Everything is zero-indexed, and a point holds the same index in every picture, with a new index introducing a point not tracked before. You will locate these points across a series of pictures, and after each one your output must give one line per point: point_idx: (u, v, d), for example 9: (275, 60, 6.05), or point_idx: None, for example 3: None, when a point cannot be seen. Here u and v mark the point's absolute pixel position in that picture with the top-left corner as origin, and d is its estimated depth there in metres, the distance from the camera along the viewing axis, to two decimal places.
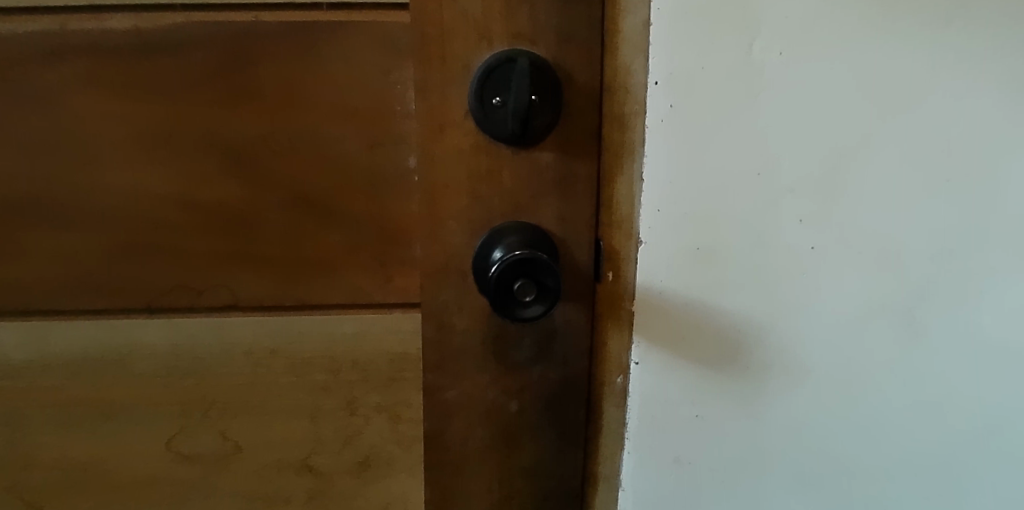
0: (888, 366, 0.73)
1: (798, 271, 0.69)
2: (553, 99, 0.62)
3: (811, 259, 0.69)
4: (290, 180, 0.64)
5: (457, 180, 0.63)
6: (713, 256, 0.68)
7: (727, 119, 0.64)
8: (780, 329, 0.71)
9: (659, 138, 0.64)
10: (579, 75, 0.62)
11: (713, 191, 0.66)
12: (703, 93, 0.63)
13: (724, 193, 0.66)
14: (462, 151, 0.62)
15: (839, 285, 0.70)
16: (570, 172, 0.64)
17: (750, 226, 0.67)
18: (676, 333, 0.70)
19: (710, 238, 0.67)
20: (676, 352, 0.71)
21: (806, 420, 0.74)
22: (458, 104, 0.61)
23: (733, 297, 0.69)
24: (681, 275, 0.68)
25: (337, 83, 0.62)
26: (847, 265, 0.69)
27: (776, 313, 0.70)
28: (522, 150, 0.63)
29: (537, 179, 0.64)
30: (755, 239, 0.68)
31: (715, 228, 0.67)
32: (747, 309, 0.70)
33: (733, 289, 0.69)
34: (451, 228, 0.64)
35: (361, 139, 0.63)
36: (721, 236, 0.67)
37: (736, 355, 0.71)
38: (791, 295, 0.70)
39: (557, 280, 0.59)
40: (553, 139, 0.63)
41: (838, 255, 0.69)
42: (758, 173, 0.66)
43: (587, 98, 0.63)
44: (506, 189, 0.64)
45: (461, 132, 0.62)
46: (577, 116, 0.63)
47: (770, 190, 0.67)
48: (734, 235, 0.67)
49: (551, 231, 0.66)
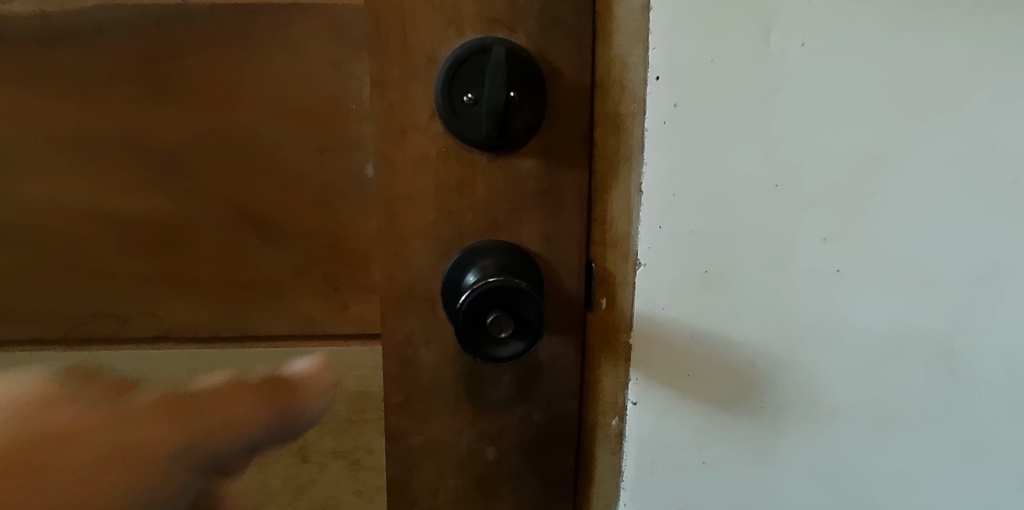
0: (921, 407, 0.63)
1: (819, 299, 0.60)
2: (536, 97, 0.52)
3: (837, 284, 0.59)
4: (228, 191, 0.55)
5: (423, 192, 0.54)
6: (722, 279, 0.58)
7: (739, 121, 0.54)
8: (799, 364, 0.61)
9: (662, 144, 0.54)
10: (566, 68, 0.53)
11: (724, 205, 0.56)
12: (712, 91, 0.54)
13: (736, 207, 0.56)
14: (428, 156, 0.53)
15: (868, 314, 0.60)
16: (556, 183, 0.55)
17: (765, 245, 0.58)
18: (681, 369, 0.60)
19: (719, 260, 0.58)
20: (679, 391, 0.61)
21: (827, 468, 0.64)
22: (423, 102, 0.52)
23: (746, 328, 0.60)
24: (687, 303, 0.58)
25: (280, 76, 0.53)
26: (878, 291, 0.60)
27: (794, 347, 0.61)
28: (499, 157, 0.54)
29: (517, 191, 0.55)
30: (771, 260, 0.58)
31: (725, 248, 0.57)
32: (761, 342, 0.60)
33: (746, 318, 0.59)
34: (416, 247, 0.55)
35: (309, 143, 0.54)
36: (732, 258, 0.58)
37: (748, 393, 0.62)
38: (811, 325, 0.60)
39: (539, 312, 0.50)
40: (536, 144, 0.54)
41: (868, 280, 0.59)
42: (775, 185, 0.56)
43: (575, 96, 0.54)
44: (481, 202, 0.54)
45: (427, 136, 0.52)
46: (564, 118, 0.54)
47: (788, 206, 0.57)
48: (747, 255, 0.58)
49: (533, 251, 0.56)
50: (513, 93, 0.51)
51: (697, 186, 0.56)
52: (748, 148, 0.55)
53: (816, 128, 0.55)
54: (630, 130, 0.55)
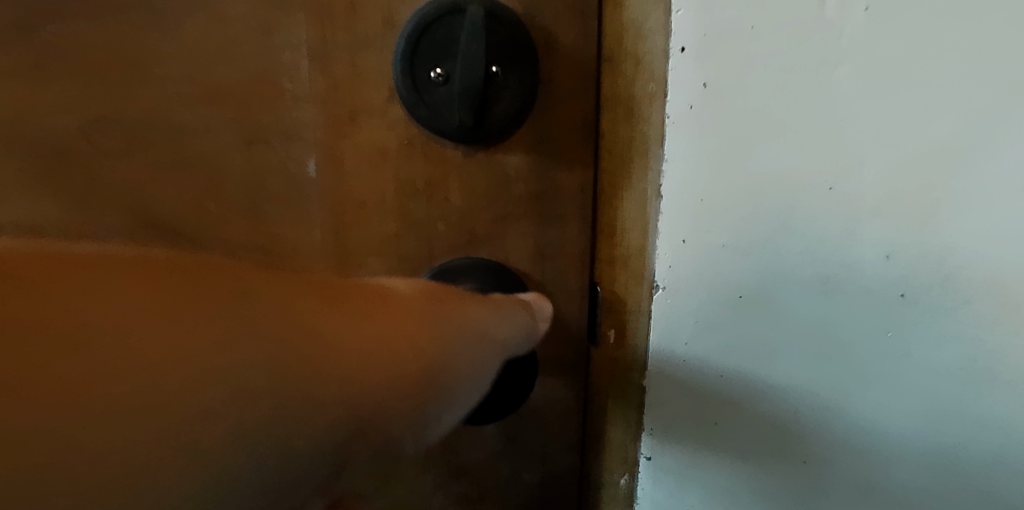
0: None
1: (879, 331, 0.44)
2: (525, 72, 0.40)
3: (903, 314, 0.43)
4: (130, 194, 0.42)
5: (381, 196, 0.42)
6: (758, 308, 0.45)
7: (781, 104, 0.40)
8: (851, 415, 0.47)
9: (687, 136, 0.42)
10: (563, 37, 0.41)
11: (761, 214, 0.43)
12: (751, 65, 0.40)
13: (775, 217, 0.43)
14: (387, 150, 0.41)
15: (946, 360, 0.43)
16: (551, 185, 0.43)
17: (812, 268, 0.43)
18: (708, 414, 0.49)
19: (756, 284, 0.44)
20: (703, 445, 0.50)
21: None
22: (378, 79, 0.40)
23: (786, 368, 0.46)
24: (715, 335, 0.46)
25: (192, 46, 0.40)
26: (970, 331, 0.42)
27: (845, 393, 0.46)
28: (477, 152, 0.42)
29: (501, 195, 0.43)
30: (816, 285, 0.44)
31: (762, 268, 0.44)
32: (802, 384, 0.47)
33: (788, 357, 0.46)
34: (372, 269, 0.43)
35: (233, 132, 0.41)
36: (770, 281, 0.44)
37: (783, 445, 0.49)
38: (872, 369, 0.45)
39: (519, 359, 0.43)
40: (525, 135, 0.42)
41: (956, 317, 0.42)
42: (828, 188, 0.41)
43: (576, 72, 0.42)
44: (455, 211, 0.42)
45: (383, 123, 0.41)
46: (561, 100, 0.42)
47: (847, 217, 0.41)
48: (788, 278, 0.44)
49: (522, 272, 0.44)
50: (495, 68, 0.39)
51: (729, 191, 0.43)
52: (793, 139, 0.41)
53: (890, 113, 0.39)
54: (645, 117, 0.42)
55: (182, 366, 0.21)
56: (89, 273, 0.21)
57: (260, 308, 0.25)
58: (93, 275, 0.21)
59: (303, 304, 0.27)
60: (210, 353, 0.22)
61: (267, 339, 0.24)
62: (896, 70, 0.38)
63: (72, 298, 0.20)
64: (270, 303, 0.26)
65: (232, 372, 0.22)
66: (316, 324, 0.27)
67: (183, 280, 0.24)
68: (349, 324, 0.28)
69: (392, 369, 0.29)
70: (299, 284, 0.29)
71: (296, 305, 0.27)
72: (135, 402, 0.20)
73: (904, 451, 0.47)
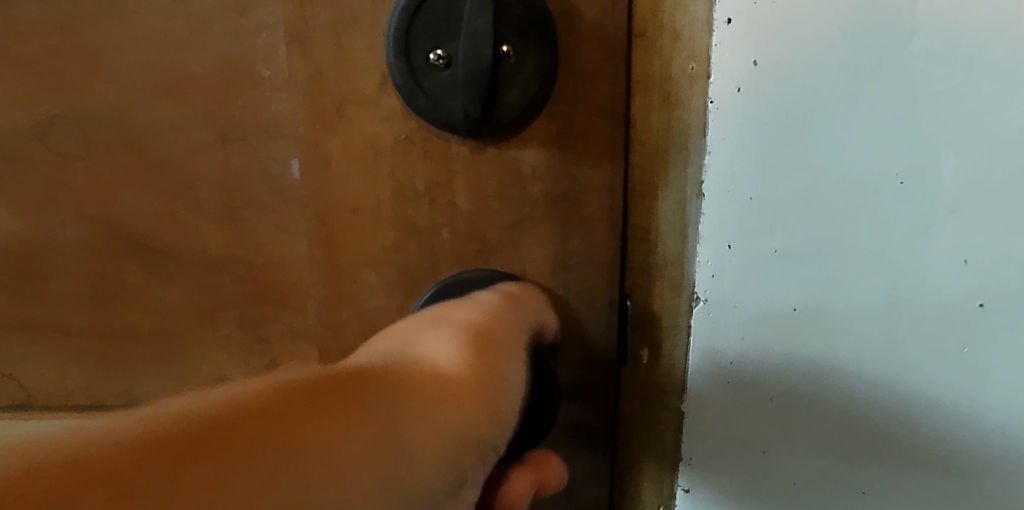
0: None
1: (952, 352, 0.36)
2: (540, 51, 0.34)
3: (987, 328, 0.35)
4: (93, 200, 0.37)
5: (376, 201, 0.36)
6: (819, 323, 0.37)
7: (846, 79, 0.33)
8: (923, 453, 0.38)
9: (733, 124, 0.36)
10: (587, 6, 0.34)
11: (821, 210, 0.35)
12: (810, 35, 0.33)
13: (836, 218, 0.35)
14: (381, 147, 0.35)
15: None
16: (574, 185, 0.37)
17: (875, 279, 0.36)
18: (751, 444, 0.41)
19: (812, 298, 0.37)
20: (751, 473, 0.42)
21: None
22: (369, 62, 0.34)
23: (846, 398, 0.38)
24: (766, 358, 0.39)
25: (155, 30, 0.34)
26: None
27: (915, 426, 0.38)
28: (487, 146, 0.36)
29: (517, 197, 0.37)
30: (887, 295, 0.36)
31: (817, 278, 0.37)
32: (866, 417, 0.38)
33: (848, 385, 0.38)
34: (368, 285, 0.37)
35: (206, 128, 0.36)
36: (831, 295, 0.37)
37: (843, 472, 0.40)
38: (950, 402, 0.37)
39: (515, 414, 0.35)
40: (542, 126, 0.36)
41: None
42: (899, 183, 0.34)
43: (606, 49, 0.35)
44: (462, 216, 0.37)
45: (376, 116, 0.35)
46: (588, 84, 0.36)
47: (921, 215, 0.34)
48: (856, 287, 0.36)
49: (542, 285, 0.38)
50: (506, 47, 0.33)
51: (782, 187, 0.36)
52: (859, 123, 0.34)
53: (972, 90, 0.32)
54: (685, 102, 0.36)
55: (429, 453, 0.24)
56: (186, 399, 0.22)
57: (416, 381, 0.26)
58: (293, 400, 0.22)
59: (439, 361, 0.28)
60: (435, 429, 0.25)
61: (443, 399, 0.26)
62: (993, 33, 0.31)
63: (337, 433, 0.22)
64: (416, 373, 0.26)
65: (435, 431, 0.25)
66: (457, 357, 0.29)
67: (372, 380, 0.25)
68: (473, 337, 0.30)
69: (511, 369, 0.31)
70: (404, 350, 0.29)
71: (409, 345, 0.29)
72: (304, 416, 0.21)
73: (987, 499, 0.38)
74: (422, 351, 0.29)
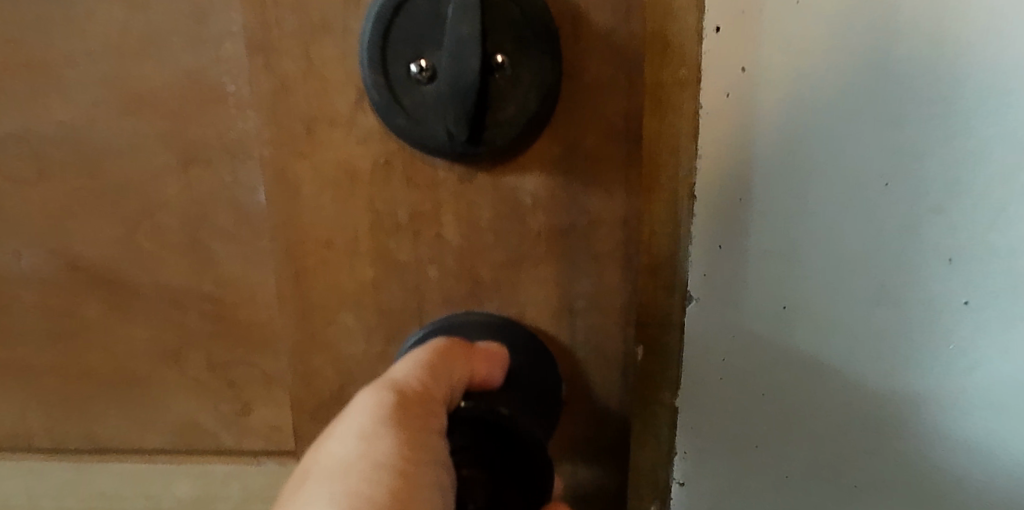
0: None
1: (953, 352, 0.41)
2: (541, 61, 0.29)
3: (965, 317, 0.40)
4: (48, 229, 0.33)
5: (352, 233, 0.31)
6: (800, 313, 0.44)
7: (835, 100, 0.38)
8: (890, 412, 0.43)
9: (719, 123, 0.42)
10: (597, 8, 0.29)
11: (810, 212, 0.42)
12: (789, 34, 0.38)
13: (825, 223, 0.41)
14: (357, 173, 0.30)
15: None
16: (581, 217, 0.32)
17: (845, 263, 0.42)
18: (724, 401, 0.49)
19: (788, 279, 0.44)
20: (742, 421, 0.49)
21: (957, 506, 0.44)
22: (342, 76, 0.29)
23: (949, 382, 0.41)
24: (744, 323, 0.46)
25: (108, 41, 0.31)
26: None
27: (885, 402, 0.43)
28: (478, 173, 0.31)
29: (515, 231, 0.32)
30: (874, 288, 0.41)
31: (792, 262, 0.43)
32: (836, 389, 0.45)
33: (807, 351, 0.45)
34: (344, 329, 0.32)
35: (166, 149, 0.32)
36: (801, 274, 0.43)
37: (851, 438, 0.45)
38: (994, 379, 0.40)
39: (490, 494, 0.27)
40: (544, 148, 0.31)
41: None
42: (885, 183, 0.39)
43: (620, 58, 0.30)
44: (451, 252, 0.32)
45: (351, 137, 0.30)
46: (599, 99, 0.30)
47: (901, 215, 0.39)
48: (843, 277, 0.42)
49: (545, 330, 0.33)
50: (499, 57, 0.28)
51: (761, 179, 0.42)
52: (829, 129, 0.39)
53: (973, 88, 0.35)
54: None
55: None
56: None
57: None
58: None
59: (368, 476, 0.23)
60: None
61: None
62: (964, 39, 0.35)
63: None
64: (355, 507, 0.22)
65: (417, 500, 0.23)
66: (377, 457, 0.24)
67: None
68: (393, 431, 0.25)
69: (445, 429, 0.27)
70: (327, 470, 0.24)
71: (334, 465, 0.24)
72: None
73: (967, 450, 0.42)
74: (339, 477, 0.24)
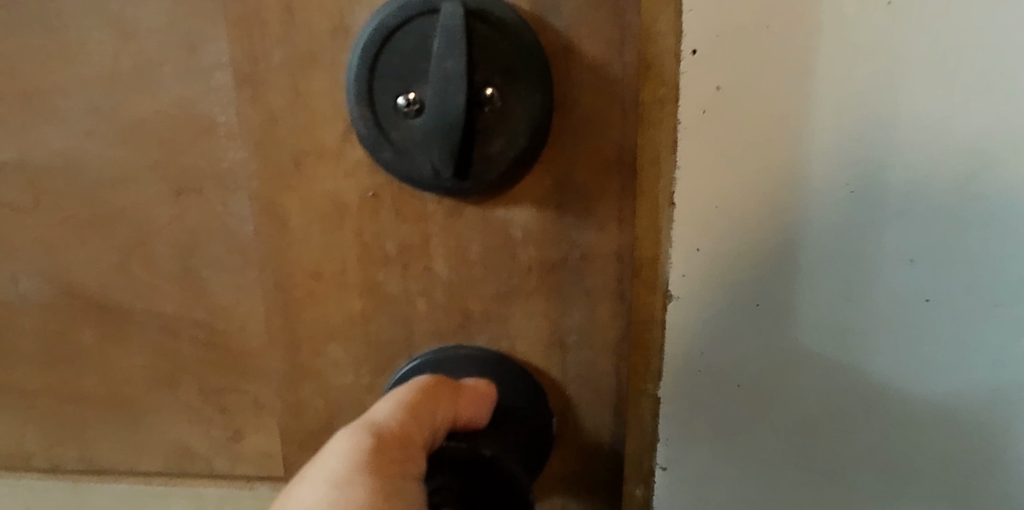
0: None
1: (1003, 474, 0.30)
2: (532, 94, 0.28)
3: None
4: (43, 256, 0.33)
5: (340, 265, 0.31)
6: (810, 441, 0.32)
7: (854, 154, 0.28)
8: None
9: (707, 172, 0.29)
10: (589, 40, 0.28)
11: (818, 308, 0.30)
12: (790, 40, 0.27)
13: (838, 323, 0.30)
14: (345, 205, 0.30)
15: None
16: (573, 252, 0.31)
17: (856, 373, 0.30)
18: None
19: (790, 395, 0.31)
20: None
21: None
22: (330, 108, 0.29)
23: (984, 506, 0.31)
24: (735, 446, 0.32)
25: (100, 72, 0.31)
26: None
27: None
28: (467, 206, 0.30)
29: (505, 265, 0.31)
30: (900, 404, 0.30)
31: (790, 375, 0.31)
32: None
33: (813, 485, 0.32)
34: (334, 360, 0.32)
35: (158, 179, 0.32)
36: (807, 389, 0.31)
37: None
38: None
39: None
40: (535, 182, 0.30)
41: None
42: (909, 260, 0.28)
43: (613, 90, 0.29)
44: (440, 285, 0.31)
45: (339, 170, 0.30)
46: (591, 132, 0.29)
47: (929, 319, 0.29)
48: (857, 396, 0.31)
49: (535, 365, 0.32)
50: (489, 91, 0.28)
51: (770, 234, 0.29)
52: (844, 172, 0.28)
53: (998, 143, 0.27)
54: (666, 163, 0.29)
55: None
56: None
57: None
58: None
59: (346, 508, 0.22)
60: None
61: None
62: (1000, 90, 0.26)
63: None
64: None
65: None
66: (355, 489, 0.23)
67: None
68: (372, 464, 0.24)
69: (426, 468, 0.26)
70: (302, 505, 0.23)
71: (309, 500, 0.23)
72: None
73: None
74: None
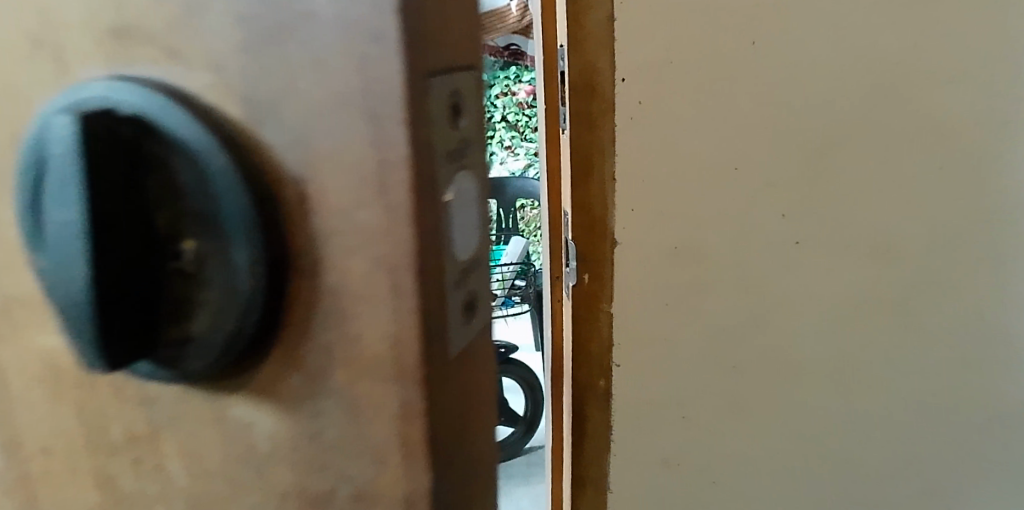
0: (887, 349, 0.73)
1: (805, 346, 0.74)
2: (231, 253, 0.17)
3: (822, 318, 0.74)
4: None
5: (69, 444, 0.23)
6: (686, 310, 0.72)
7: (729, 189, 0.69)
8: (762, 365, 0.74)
9: (666, 172, 0.68)
10: (325, 167, 0.16)
11: (696, 244, 0.70)
12: (690, 126, 0.67)
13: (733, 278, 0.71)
14: (61, 368, 0.22)
15: (822, 300, 0.72)
16: (334, 484, 0.19)
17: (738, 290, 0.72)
18: (730, 386, 0.75)
19: (793, 310, 0.72)
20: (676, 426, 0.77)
21: (834, 433, 0.76)
22: (16, 246, 0.21)
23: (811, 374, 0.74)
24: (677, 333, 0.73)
25: None
26: (825, 272, 0.71)
27: (772, 363, 0.74)
28: (199, 393, 0.20)
29: (251, 483, 0.21)
30: (745, 288, 0.71)
31: (712, 299, 0.72)
32: (742, 352, 0.73)
33: (809, 357, 0.73)
34: None
35: None
36: (711, 300, 0.72)
37: (750, 378, 0.75)
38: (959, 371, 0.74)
39: None
40: (276, 375, 0.19)
41: (821, 277, 0.71)
42: (794, 242, 0.70)
43: (371, 252, 0.16)
44: (180, 491, 0.22)
45: (47, 323, 0.22)
46: (346, 319, 0.17)
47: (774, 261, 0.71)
48: (728, 295, 0.72)
49: None
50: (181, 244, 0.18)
51: (652, 189, 0.68)
52: (723, 179, 0.68)
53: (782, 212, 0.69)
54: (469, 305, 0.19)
55: None
56: None
57: None
58: None
59: None
60: None
61: None
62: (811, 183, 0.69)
63: None
64: None
65: None
66: None
67: None
68: None
69: None
70: None
71: None
72: None
73: (818, 395, 0.75)
74: None
